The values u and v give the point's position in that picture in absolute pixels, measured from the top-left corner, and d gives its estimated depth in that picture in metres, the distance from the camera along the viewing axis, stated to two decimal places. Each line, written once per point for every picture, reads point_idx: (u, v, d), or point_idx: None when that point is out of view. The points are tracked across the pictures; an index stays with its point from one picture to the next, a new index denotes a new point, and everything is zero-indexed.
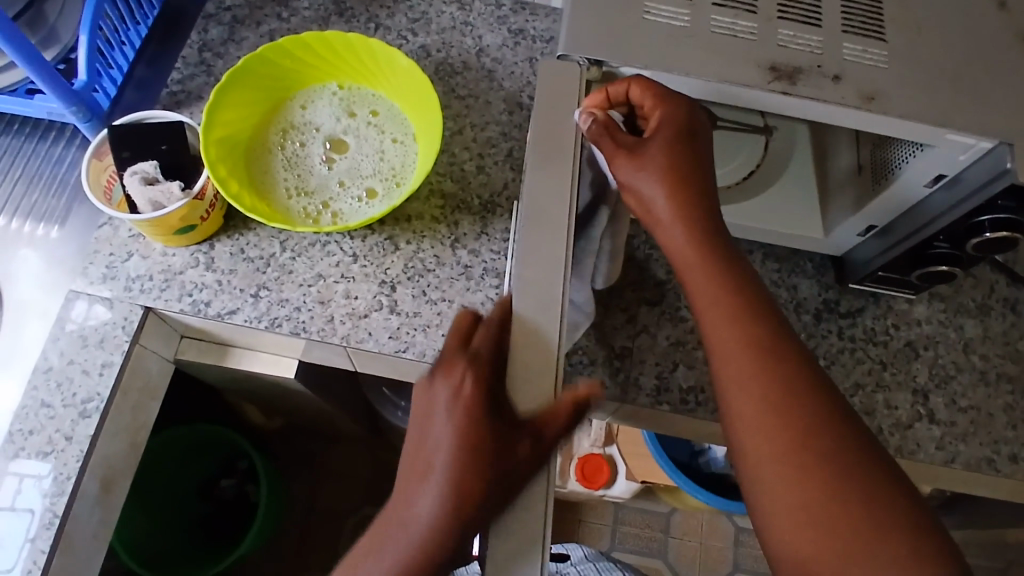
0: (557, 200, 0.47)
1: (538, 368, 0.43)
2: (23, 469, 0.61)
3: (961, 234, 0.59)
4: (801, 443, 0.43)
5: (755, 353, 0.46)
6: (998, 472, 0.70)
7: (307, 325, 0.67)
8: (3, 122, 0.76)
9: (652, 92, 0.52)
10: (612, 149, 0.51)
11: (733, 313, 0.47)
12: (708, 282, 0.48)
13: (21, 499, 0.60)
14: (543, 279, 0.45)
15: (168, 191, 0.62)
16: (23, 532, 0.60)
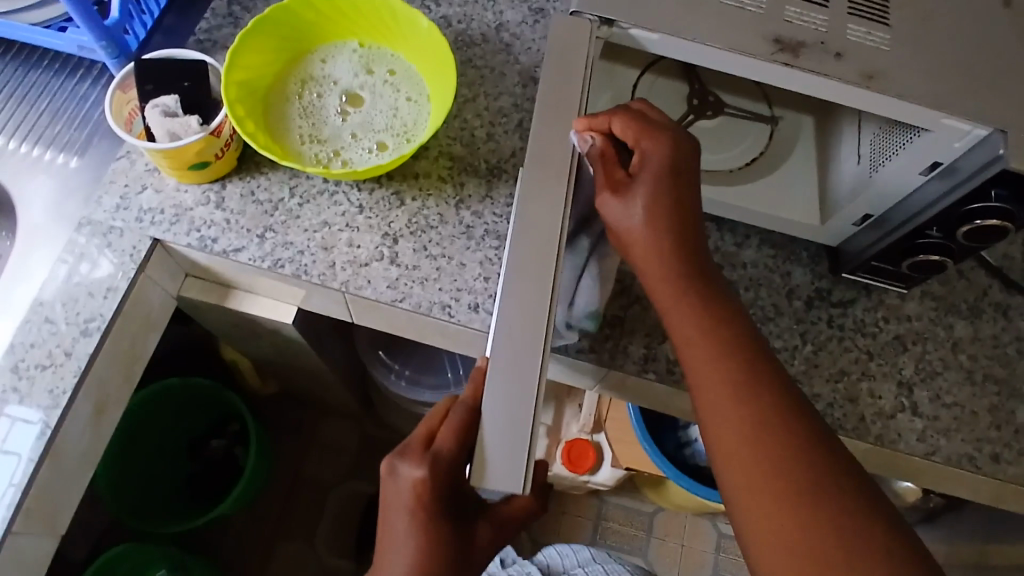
0: (559, 145, 0.53)
1: (530, 290, 0.48)
2: (13, 411, 0.62)
3: (953, 223, 0.60)
4: (771, 440, 0.50)
5: (733, 364, 0.52)
6: (976, 469, 0.70)
7: (309, 268, 0.69)
8: (35, 57, 0.79)
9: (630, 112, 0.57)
10: (611, 205, 0.54)
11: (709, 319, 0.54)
12: (687, 298, 0.54)
13: (10, 440, 0.61)
14: (542, 212, 0.50)
15: (186, 124, 0.64)
16: (7, 477, 0.61)
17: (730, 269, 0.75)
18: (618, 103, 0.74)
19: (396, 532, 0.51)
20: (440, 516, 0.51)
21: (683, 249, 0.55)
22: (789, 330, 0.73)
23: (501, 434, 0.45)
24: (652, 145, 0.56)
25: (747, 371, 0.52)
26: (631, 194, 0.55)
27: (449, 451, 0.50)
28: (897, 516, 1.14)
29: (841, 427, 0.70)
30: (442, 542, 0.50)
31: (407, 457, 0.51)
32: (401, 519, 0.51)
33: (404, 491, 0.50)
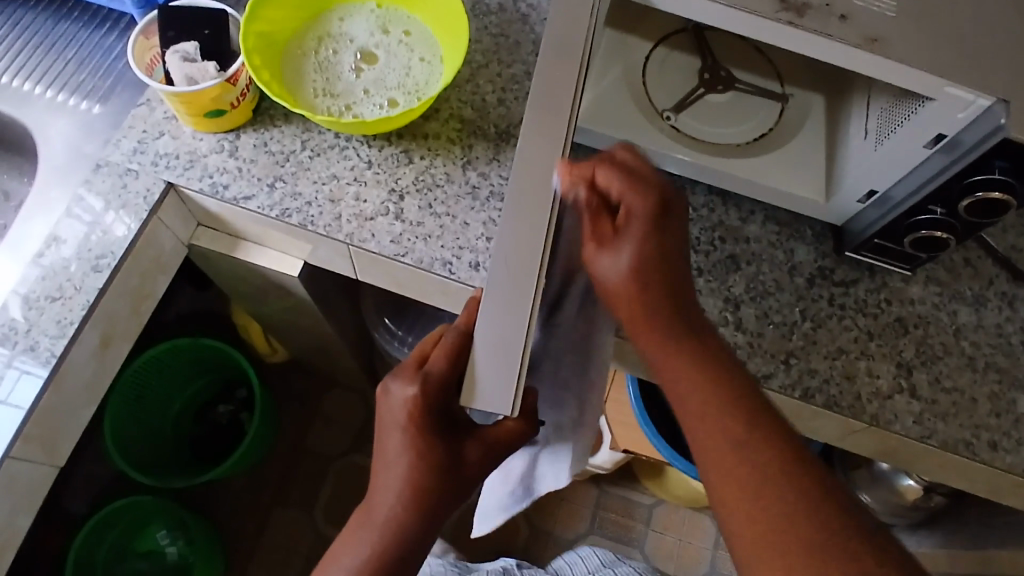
0: (565, 89, 0.56)
1: (529, 226, 0.53)
2: (26, 368, 0.63)
3: (954, 197, 0.60)
4: (733, 446, 0.52)
5: (687, 364, 0.54)
6: (973, 455, 0.69)
7: (315, 219, 0.70)
8: (67, 8, 0.82)
9: (618, 179, 0.55)
10: (587, 232, 0.56)
11: (672, 338, 0.55)
12: (642, 307, 0.54)
13: (13, 394, 0.63)
14: (541, 155, 0.55)
15: (203, 70, 0.66)
16: (8, 428, 0.62)
17: (733, 242, 0.75)
18: (629, 75, 0.75)
19: (390, 444, 0.57)
20: (431, 431, 0.57)
21: (651, 240, 0.55)
22: (788, 305, 0.73)
23: (494, 357, 0.51)
24: (631, 194, 0.55)
25: (709, 395, 0.54)
26: (610, 248, 0.55)
27: (438, 371, 0.56)
28: (897, 517, 1.12)
29: (837, 404, 0.70)
30: (431, 452, 0.57)
31: (402, 377, 0.58)
32: (395, 432, 0.57)
33: (397, 407, 0.57)
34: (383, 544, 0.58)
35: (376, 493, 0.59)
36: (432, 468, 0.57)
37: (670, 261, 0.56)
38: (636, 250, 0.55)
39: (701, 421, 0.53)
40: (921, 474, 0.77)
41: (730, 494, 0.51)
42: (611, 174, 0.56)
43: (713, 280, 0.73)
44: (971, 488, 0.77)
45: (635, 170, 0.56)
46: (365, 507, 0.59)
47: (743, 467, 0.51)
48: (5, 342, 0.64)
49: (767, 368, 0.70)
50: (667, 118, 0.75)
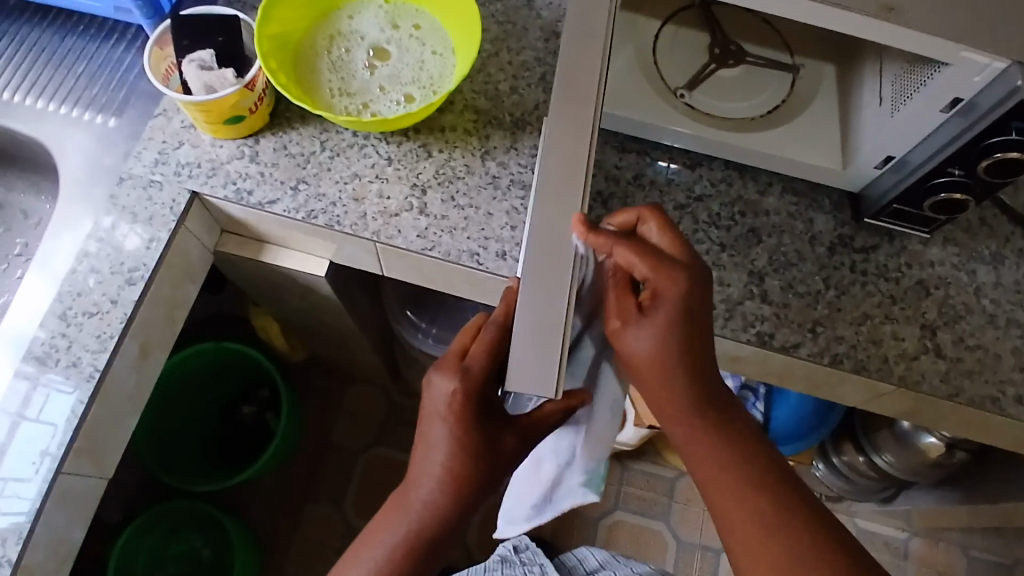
0: (589, 73, 0.55)
1: (560, 215, 0.51)
2: (51, 380, 0.65)
3: (973, 159, 0.62)
4: (710, 434, 0.57)
5: (686, 386, 0.56)
6: (1001, 410, 0.71)
7: (341, 219, 0.71)
8: (73, 22, 0.82)
9: (644, 260, 0.55)
10: (612, 308, 0.56)
11: (679, 377, 0.55)
12: (670, 373, 0.55)
13: (44, 411, 0.64)
14: (569, 141, 0.52)
15: (222, 76, 0.67)
16: (42, 446, 0.64)
17: (753, 216, 0.76)
18: (640, 55, 0.75)
19: (429, 437, 0.57)
20: (473, 425, 0.56)
21: (669, 323, 0.55)
22: (811, 275, 0.74)
23: (531, 345, 0.48)
24: (662, 273, 0.55)
25: (690, 388, 0.56)
26: (631, 323, 0.55)
27: (480, 364, 0.56)
28: (919, 475, 1.14)
29: (865, 368, 0.71)
30: (472, 445, 0.56)
31: (443, 370, 0.57)
32: (435, 425, 0.57)
33: (439, 401, 0.56)
34: (415, 534, 0.58)
35: (411, 484, 0.58)
36: (471, 462, 0.56)
37: (686, 355, 0.55)
38: (651, 327, 0.55)
39: (685, 435, 0.57)
40: (948, 432, 0.79)
41: (705, 471, 0.57)
42: (656, 229, 0.57)
43: (736, 255, 0.74)
44: (998, 442, 0.78)
45: (661, 255, 0.56)
46: (396, 497, 0.59)
47: (716, 442, 0.56)
48: (37, 371, 0.65)
49: (795, 338, 0.71)
50: (681, 96, 0.75)
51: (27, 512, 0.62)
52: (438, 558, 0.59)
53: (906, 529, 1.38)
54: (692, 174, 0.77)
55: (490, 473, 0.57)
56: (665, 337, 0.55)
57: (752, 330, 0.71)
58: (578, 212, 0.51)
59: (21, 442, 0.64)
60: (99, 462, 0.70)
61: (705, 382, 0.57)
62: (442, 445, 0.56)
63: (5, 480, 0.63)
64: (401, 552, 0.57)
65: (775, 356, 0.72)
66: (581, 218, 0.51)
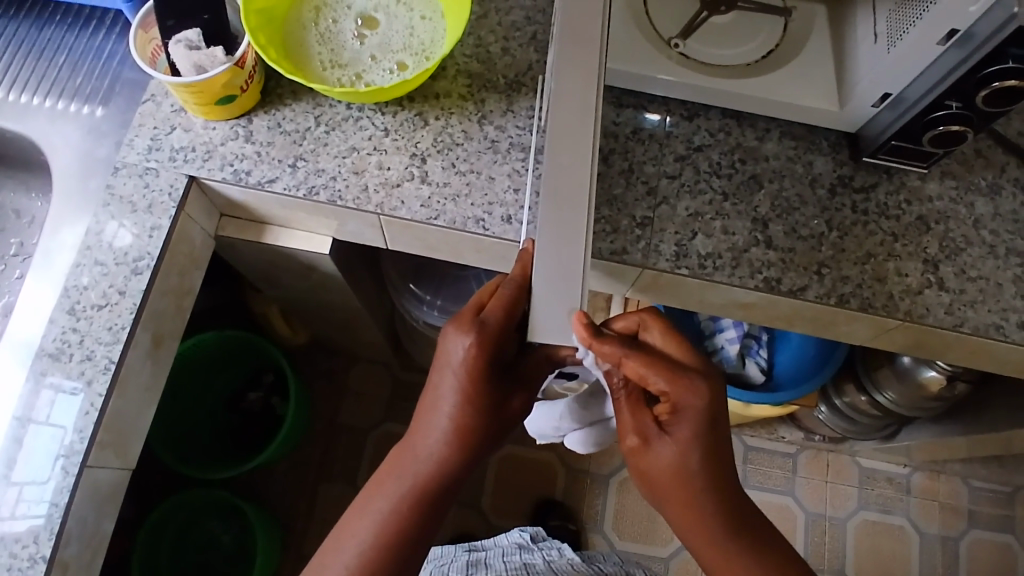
0: (591, 22, 0.54)
1: (571, 162, 0.49)
2: (56, 381, 0.65)
3: (970, 91, 0.62)
4: (729, 540, 0.55)
5: (707, 504, 0.54)
6: (1004, 337, 0.72)
7: (342, 193, 0.70)
8: (48, 12, 0.80)
9: (663, 374, 0.52)
10: (629, 425, 0.54)
11: (695, 487, 0.53)
12: (692, 487, 0.53)
13: (54, 413, 0.64)
14: (573, 89, 0.51)
15: (212, 54, 0.66)
16: (55, 448, 0.63)
17: (753, 162, 0.76)
18: (633, 6, 0.74)
19: (440, 389, 0.56)
20: (490, 384, 0.56)
21: (687, 430, 0.53)
22: (814, 218, 0.74)
23: (551, 287, 0.48)
24: (678, 389, 0.52)
25: (709, 495, 0.53)
26: (652, 440, 0.54)
27: (496, 321, 0.54)
28: (921, 410, 1.17)
29: (871, 305, 0.72)
30: (484, 403, 0.56)
31: (459, 326, 0.55)
32: (448, 380, 0.56)
33: (454, 358, 0.55)
34: (421, 487, 0.57)
35: (419, 437, 0.58)
36: (483, 419, 0.56)
37: (711, 477, 0.53)
38: (673, 444, 0.53)
39: (707, 542, 0.55)
40: (953, 362, 0.81)
41: (718, 564, 0.55)
42: (658, 335, 0.55)
43: (740, 203, 0.74)
44: (1000, 370, 0.80)
45: (679, 364, 0.53)
46: (403, 448, 0.59)
47: (736, 543, 0.55)
48: (48, 368, 0.65)
49: (802, 281, 0.72)
50: (675, 46, 0.74)
51: (46, 516, 0.62)
52: (442, 513, 0.59)
53: (907, 465, 1.41)
54: (690, 125, 0.77)
55: (498, 431, 0.58)
56: (685, 445, 0.53)
57: (759, 276, 0.72)
58: (592, 158, 0.50)
59: (33, 446, 0.63)
60: (121, 454, 0.70)
61: (720, 484, 0.54)
62: (455, 399, 0.56)
63: (22, 485, 0.62)
64: (406, 507, 0.57)
65: (783, 301, 0.73)
66: (594, 164, 0.50)
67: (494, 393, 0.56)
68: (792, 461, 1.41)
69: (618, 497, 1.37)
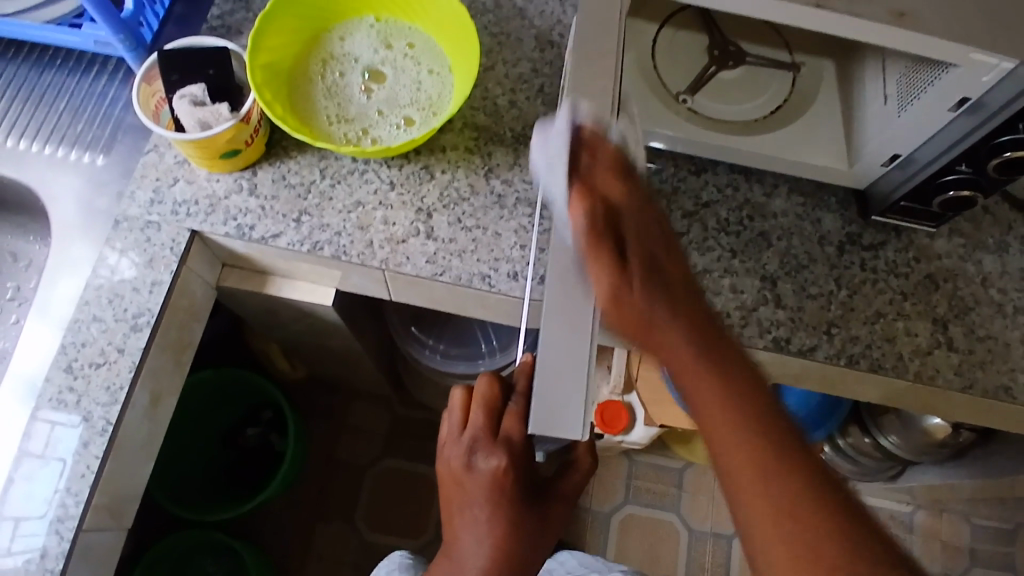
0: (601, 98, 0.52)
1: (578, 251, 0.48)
2: (53, 440, 0.63)
3: (983, 156, 0.62)
4: (710, 379, 0.46)
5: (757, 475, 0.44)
6: (1014, 399, 0.71)
7: (347, 248, 0.69)
8: (48, 56, 0.79)
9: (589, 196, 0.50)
10: (597, 276, 0.47)
11: (739, 431, 0.45)
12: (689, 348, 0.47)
13: (51, 448, 0.63)
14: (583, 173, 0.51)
15: (217, 112, 0.65)
16: (57, 487, 0.62)
17: (761, 219, 0.76)
18: (641, 60, 0.73)
19: (449, 453, 0.55)
20: (510, 500, 0.52)
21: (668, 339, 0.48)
22: (823, 276, 0.74)
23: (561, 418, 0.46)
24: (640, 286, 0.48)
25: (757, 409, 0.46)
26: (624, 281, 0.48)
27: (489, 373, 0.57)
28: (925, 455, 1.16)
29: (881, 366, 0.71)
30: (501, 518, 0.52)
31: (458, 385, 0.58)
32: (467, 491, 0.53)
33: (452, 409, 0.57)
34: None
35: (464, 539, 0.53)
36: (505, 531, 0.52)
37: (721, 373, 0.47)
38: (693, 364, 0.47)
39: (692, 381, 0.47)
40: (962, 421, 0.79)
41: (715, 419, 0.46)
42: (581, 214, 0.49)
43: (748, 260, 0.74)
44: (1008, 428, 0.79)
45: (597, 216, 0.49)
46: (446, 564, 0.54)
47: (724, 382, 0.46)
48: (41, 425, 0.64)
49: (812, 341, 0.71)
50: (684, 101, 0.74)
51: (42, 550, 0.61)
52: None
53: (910, 503, 1.40)
54: (697, 180, 0.77)
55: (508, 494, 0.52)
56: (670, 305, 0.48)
57: (768, 336, 0.71)
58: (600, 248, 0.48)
59: (37, 485, 0.62)
60: (116, 512, 0.69)
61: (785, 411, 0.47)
62: (481, 511, 0.52)
63: (19, 520, 0.61)
64: None
65: (793, 361, 0.72)
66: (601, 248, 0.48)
67: (479, 444, 0.53)
68: None
69: (620, 537, 1.35)
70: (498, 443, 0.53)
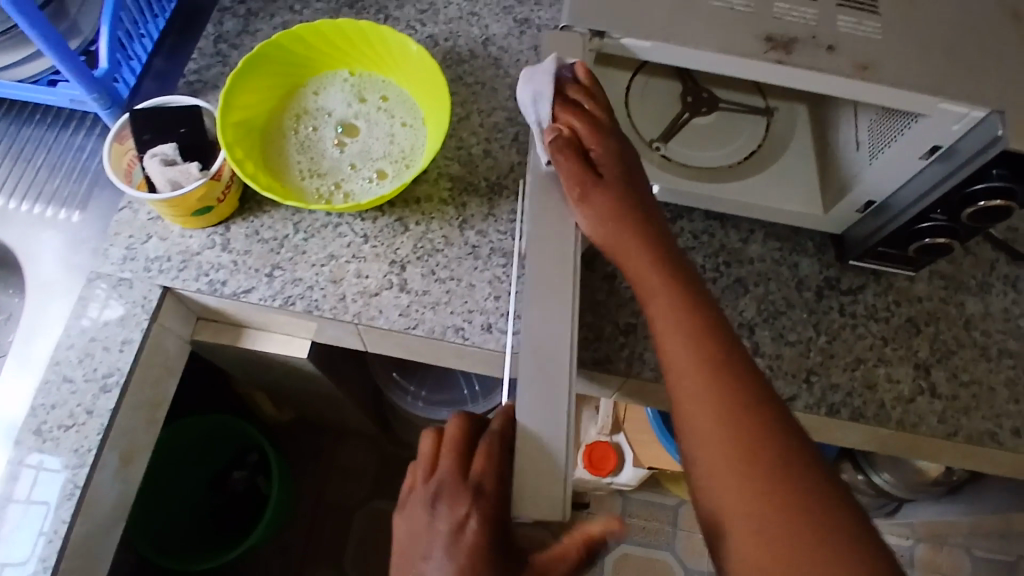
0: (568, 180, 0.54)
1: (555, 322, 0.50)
2: (19, 506, 0.63)
3: (956, 204, 0.60)
4: (714, 363, 0.50)
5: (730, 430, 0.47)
6: (1000, 444, 0.70)
7: (320, 303, 0.69)
8: (26, 113, 0.80)
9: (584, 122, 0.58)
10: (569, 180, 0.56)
11: (732, 391, 0.49)
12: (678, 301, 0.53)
13: (38, 488, 0.63)
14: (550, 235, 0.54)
15: (187, 171, 0.65)
16: (24, 554, 0.62)
17: (738, 265, 0.75)
18: (614, 109, 0.73)
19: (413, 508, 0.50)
20: (475, 566, 0.45)
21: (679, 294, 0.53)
22: (802, 322, 0.73)
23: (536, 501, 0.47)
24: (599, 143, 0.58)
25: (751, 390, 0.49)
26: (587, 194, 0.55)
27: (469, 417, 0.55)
28: (920, 491, 1.14)
29: (863, 414, 0.70)
30: None
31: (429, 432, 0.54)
32: (424, 544, 0.48)
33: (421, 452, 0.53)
34: None
35: None
36: None
37: (713, 339, 0.51)
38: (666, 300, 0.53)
39: (671, 331, 0.52)
40: (951, 466, 0.78)
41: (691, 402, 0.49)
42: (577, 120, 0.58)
43: (725, 307, 0.73)
44: (998, 472, 0.77)
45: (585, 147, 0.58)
46: None
47: (695, 339, 0.51)
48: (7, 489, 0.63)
49: (791, 390, 0.70)
50: (657, 148, 0.74)
51: None
52: None
53: (909, 536, 1.37)
54: (673, 227, 0.76)
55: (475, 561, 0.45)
56: (662, 262, 0.55)
57: None
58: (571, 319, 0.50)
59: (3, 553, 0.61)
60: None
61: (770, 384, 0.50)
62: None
63: None
64: None
65: None
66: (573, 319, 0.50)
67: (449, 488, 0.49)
68: None
69: None
70: (464, 490, 0.49)
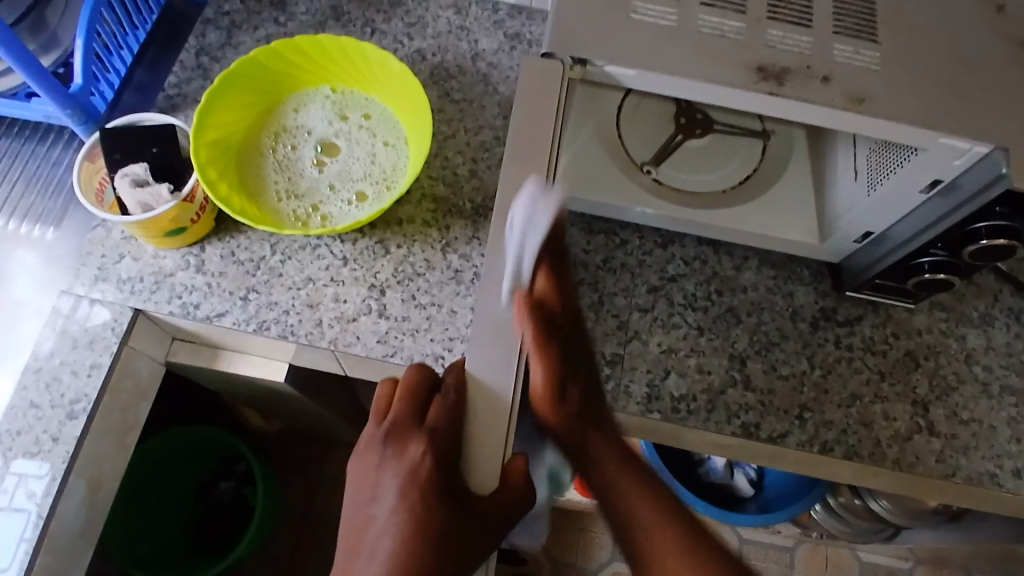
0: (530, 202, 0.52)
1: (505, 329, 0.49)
2: None
3: (957, 242, 0.57)
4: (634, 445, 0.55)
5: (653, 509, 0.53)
6: (1001, 487, 0.67)
7: (295, 328, 0.67)
8: (4, 125, 0.78)
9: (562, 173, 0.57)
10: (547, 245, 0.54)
11: (644, 476, 0.54)
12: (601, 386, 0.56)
13: (10, 503, 0.61)
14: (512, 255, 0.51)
15: (157, 194, 0.63)
16: None
17: (730, 294, 0.73)
18: (603, 131, 0.71)
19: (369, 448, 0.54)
20: (422, 494, 0.48)
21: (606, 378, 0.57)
22: (795, 354, 0.71)
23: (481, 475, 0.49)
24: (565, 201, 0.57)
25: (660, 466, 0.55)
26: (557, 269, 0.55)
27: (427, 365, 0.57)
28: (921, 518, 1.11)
29: (857, 453, 0.67)
30: (412, 514, 0.48)
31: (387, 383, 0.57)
32: (375, 481, 0.52)
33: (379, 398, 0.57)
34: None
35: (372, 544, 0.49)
36: (414, 528, 0.48)
37: None
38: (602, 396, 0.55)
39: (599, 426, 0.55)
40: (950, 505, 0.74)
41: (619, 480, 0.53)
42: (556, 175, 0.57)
43: (715, 337, 0.71)
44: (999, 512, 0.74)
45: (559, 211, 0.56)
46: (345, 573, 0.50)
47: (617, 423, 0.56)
48: None
49: (782, 426, 0.68)
50: (648, 172, 0.71)
51: None
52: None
53: (910, 560, 1.34)
54: (663, 253, 0.74)
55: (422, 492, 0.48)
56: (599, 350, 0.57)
57: (736, 421, 0.68)
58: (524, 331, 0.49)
59: None
60: None
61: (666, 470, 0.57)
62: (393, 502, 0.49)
63: None
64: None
65: (763, 447, 0.68)
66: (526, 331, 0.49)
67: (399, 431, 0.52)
68: (790, 557, 1.34)
69: None
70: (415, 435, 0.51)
